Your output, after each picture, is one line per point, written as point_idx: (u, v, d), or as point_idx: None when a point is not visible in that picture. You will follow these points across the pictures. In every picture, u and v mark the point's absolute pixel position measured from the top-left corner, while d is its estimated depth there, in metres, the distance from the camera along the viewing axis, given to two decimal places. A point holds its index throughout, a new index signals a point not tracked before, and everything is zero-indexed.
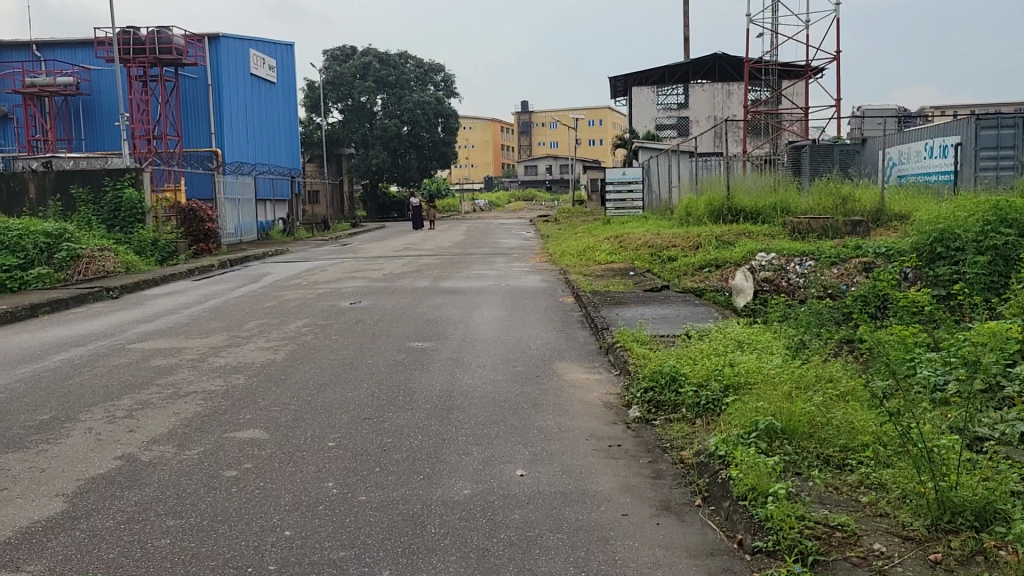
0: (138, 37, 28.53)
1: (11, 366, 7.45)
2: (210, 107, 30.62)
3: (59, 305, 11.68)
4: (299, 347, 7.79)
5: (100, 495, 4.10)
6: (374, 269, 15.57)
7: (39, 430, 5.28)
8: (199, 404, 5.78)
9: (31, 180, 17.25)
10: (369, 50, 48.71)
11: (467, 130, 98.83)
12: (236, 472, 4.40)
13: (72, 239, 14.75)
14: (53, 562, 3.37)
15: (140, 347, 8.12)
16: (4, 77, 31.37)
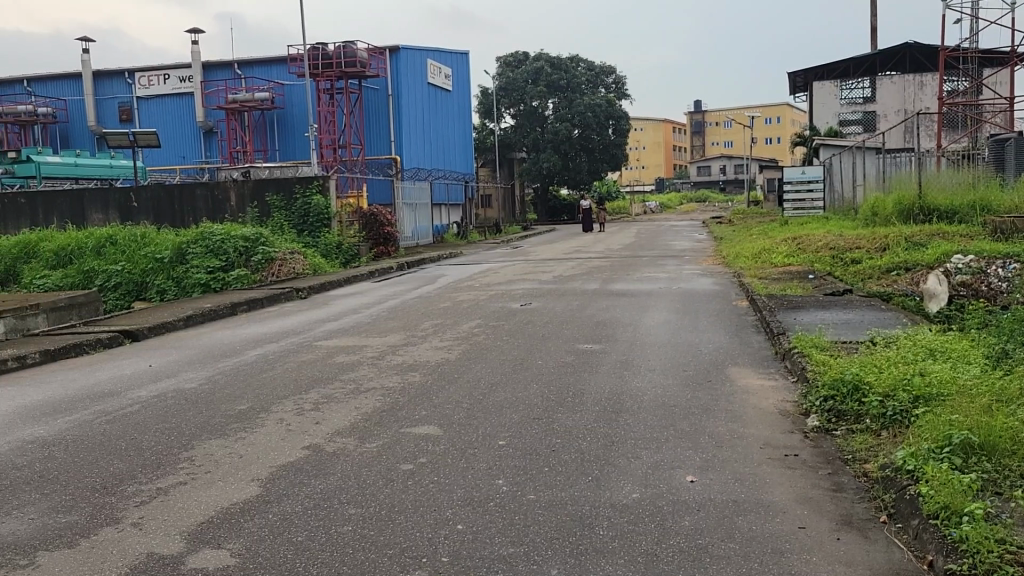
0: (326, 53, 30.33)
1: (215, 359, 8.12)
2: (391, 116, 32.09)
3: (255, 305, 12.59)
4: (471, 347, 8.00)
5: (290, 482, 4.39)
6: (544, 271, 15.76)
7: (238, 419, 5.72)
8: (378, 400, 6.06)
9: (232, 188, 18.64)
10: (541, 55, 49.34)
11: (639, 132, 98.16)
12: (412, 465, 4.58)
13: (266, 242, 15.88)
14: (248, 542, 3.63)
15: (326, 344, 8.62)
16: (210, 95, 34.29)
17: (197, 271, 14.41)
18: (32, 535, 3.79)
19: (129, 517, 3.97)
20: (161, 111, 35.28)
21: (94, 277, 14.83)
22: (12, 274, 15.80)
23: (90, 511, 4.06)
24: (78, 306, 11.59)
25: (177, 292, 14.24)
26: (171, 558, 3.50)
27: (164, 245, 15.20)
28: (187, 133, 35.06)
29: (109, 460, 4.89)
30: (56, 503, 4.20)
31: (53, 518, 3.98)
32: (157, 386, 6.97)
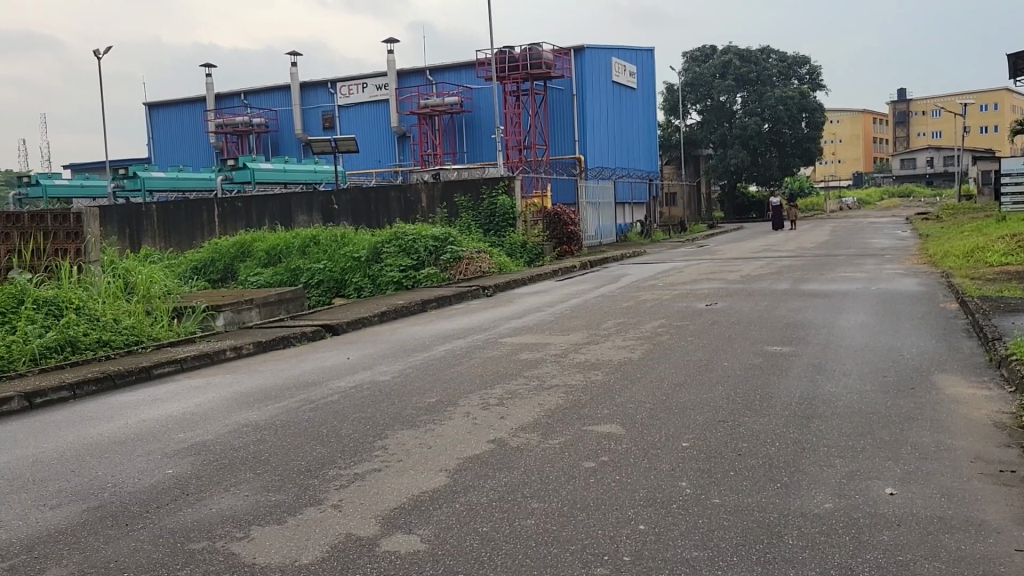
0: (513, 56, 31.01)
1: (406, 353, 8.52)
2: (576, 116, 32.34)
3: (443, 302, 13.09)
4: (655, 347, 7.91)
5: (476, 474, 4.53)
6: (731, 270, 15.30)
7: (429, 411, 5.97)
8: (561, 397, 6.14)
9: (423, 190, 19.47)
10: (729, 48, 48.00)
11: (835, 124, 93.40)
12: (594, 463, 4.60)
13: (455, 242, 16.47)
14: (437, 529, 3.79)
15: (511, 341, 8.81)
16: (404, 101, 36.01)
17: (390, 270, 15.18)
18: (247, 510, 4.14)
19: (330, 499, 4.25)
20: (360, 118, 37.40)
21: (299, 274, 15.84)
22: (229, 271, 17.20)
23: (297, 491, 4.39)
24: (286, 302, 12.53)
25: (373, 289, 15.02)
26: (367, 539, 3.72)
27: (361, 245, 16.11)
28: (382, 137, 36.94)
29: (312, 445, 5.25)
30: (268, 482, 4.57)
31: (265, 496, 4.33)
32: (355, 377, 7.42)
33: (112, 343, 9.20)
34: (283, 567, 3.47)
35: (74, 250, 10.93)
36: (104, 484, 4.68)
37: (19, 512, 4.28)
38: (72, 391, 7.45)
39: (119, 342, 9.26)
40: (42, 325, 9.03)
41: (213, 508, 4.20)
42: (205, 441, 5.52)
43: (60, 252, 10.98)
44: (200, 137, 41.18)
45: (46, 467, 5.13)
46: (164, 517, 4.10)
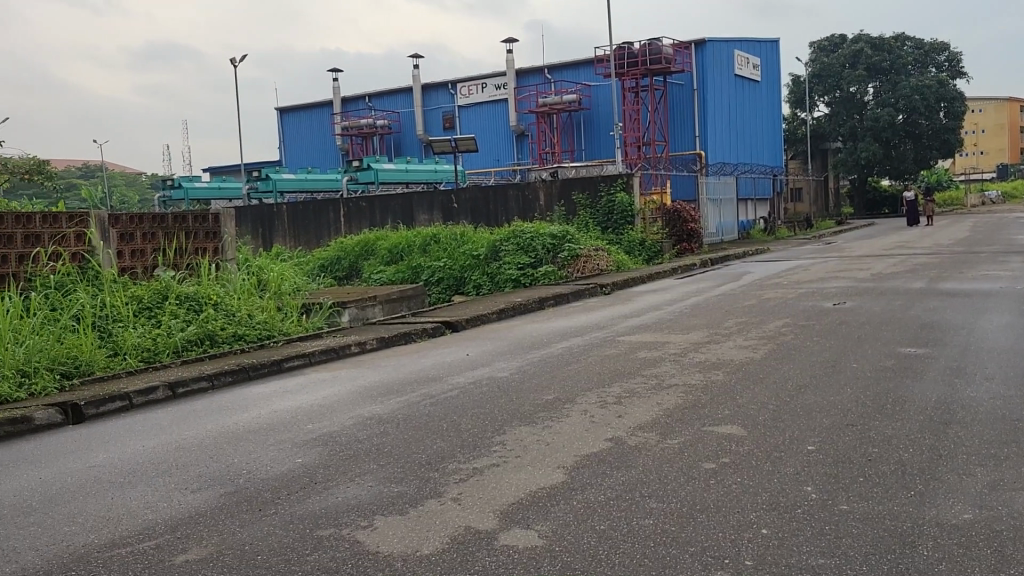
0: (632, 51, 30.75)
1: (524, 350, 8.60)
2: (697, 111, 31.77)
3: (561, 300, 13.13)
4: (779, 347, 7.67)
5: (594, 472, 4.52)
6: (861, 268, 14.66)
7: (546, 408, 6.00)
8: (680, 397, 6.04)
9: (541, 188, 19.55)
10: (860, 36, 46.03)
11: (977, 114, 88.08)
12: (714, 464, 4.51)
13: (573, 240, 16.49)
14: (555, 525, 3.81)
15: (629, 339, 8.74)
16: (523, 100, 36.30)
17: (509, 267, 15.34)
18: (371, 500, 4.28)
19: (449, 492, 4.33)
20: (480, 118, 37.92)
21: (420, 272, 16.16)
22: (353, 270, 17.74)
23: (418, 483, 4.50)
24: (407, 298, 12.86)
25: (492, 286, 15.21)
26: (486, 533, 3.77)
27: (480, 242, 16.34)
28: (501, 137, 37.31)
29: (432, 439, 5.36)
30: (390, 473, 4.70)
31: (388, 487, 4.46)
32: (473, 373, 7.53)
33: (247, 336, 9.69)
34: (406, 557, 3.56)
35: (213, 248, 11.70)
36: (240, 471, 4.94)
37: (163, 495, 4.57)
38: (210, 381, 7.89)
39: (252, 336, 9.74)
40: (184, 320, 9.59)
41: (339, 496, 4.36)
42: (332, 432, 5.74)
43: (200, 251, 11.58)
44: (327, 138, 42.70)
45: (187, 453, 5.44)
46: (294, 504, 4.28)
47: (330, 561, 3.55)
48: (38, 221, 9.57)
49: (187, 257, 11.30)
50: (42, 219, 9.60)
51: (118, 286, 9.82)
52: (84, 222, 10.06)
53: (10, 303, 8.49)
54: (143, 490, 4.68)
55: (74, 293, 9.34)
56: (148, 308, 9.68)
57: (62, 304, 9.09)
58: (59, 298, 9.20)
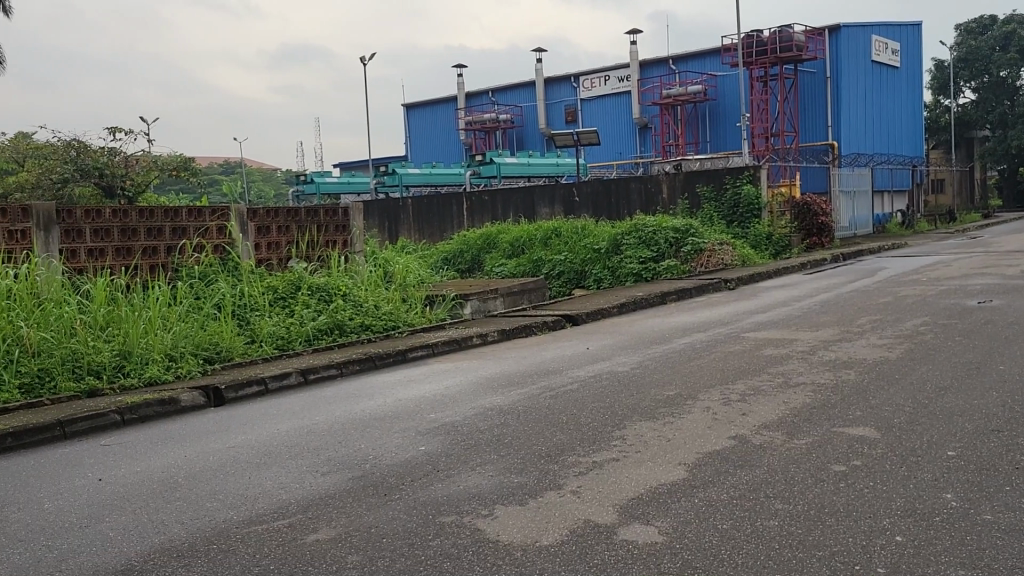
0: (761, 39, 29.85)
1: (646, 345, 8.51)
2: (830, 100, 30.58)
3: (684, 295, 12.91)
4: (917, 347, 7.29)
5: (717, 469, 4.44)
6: (1010, 264, 13.72)
7: (669, 404, 5.92)
8: (808, 396, 5.85)
9: (664, 181, 19.27)
10: (1013, 17, 42.94)
11: None
12: (845, 467, 4.34)
13: (697, 233, 16.19)
14: (676, 523, 3.76)
15: (754, 336, 8.51)
16: (647, 92, 35.89)
17: (630, 261, 15.23)
18: (492, 489, 4.34)
19: (569, 484, 4.35)
20: (602, 111, 37.71)
21: (541, 265, 16.23)
22: (476, 262, 18.02)
23: (538, 474, 4.54)
24: (528, 291, 12.96)
25: (612, 280, 15.13)
26: (606, 527, 3.77)
27: (602, 236, 16.26)
28: (624, 130, 36.99)
29: (552, 431, 5.39)
30: (511, 463, 4.76)
31: (509, 478, 4.51)
32: (594, 367, 7.52)
33: (373, 327, 10.00)
34: (525, 547, 3.60)
35: (342, 241, 12.13)
36: (367, 456, 5.11)
37: (296, 476, 4.78)
38: (339, 369, 8.19)
39: (378, 327, 10.04)
40: (315, 309, 10.00)
41: (460, 485, 4.44)
42: (454, 421, 5.85)
43: (330, 243, 12.03)
44: (451, 133, 43.49)
45: (318, 437, 5.68)
46: (417, 491, 4.40)
47: (451, 547, 3.63)
48: (184, 215, 10.20)
49: (318, 249, 11.76)
50: (188, 212, 10.24)
51: (256, 277, 10.32)
52: (224, 216, 10.64)
53: (159, 290, 9.07)
54: (278, 471, 4.91)
55: (216, 283, 9.88)
56: (282, 298, 10.13)
57: (204, 294, 9.64)
58: (203, 288, 9.76)
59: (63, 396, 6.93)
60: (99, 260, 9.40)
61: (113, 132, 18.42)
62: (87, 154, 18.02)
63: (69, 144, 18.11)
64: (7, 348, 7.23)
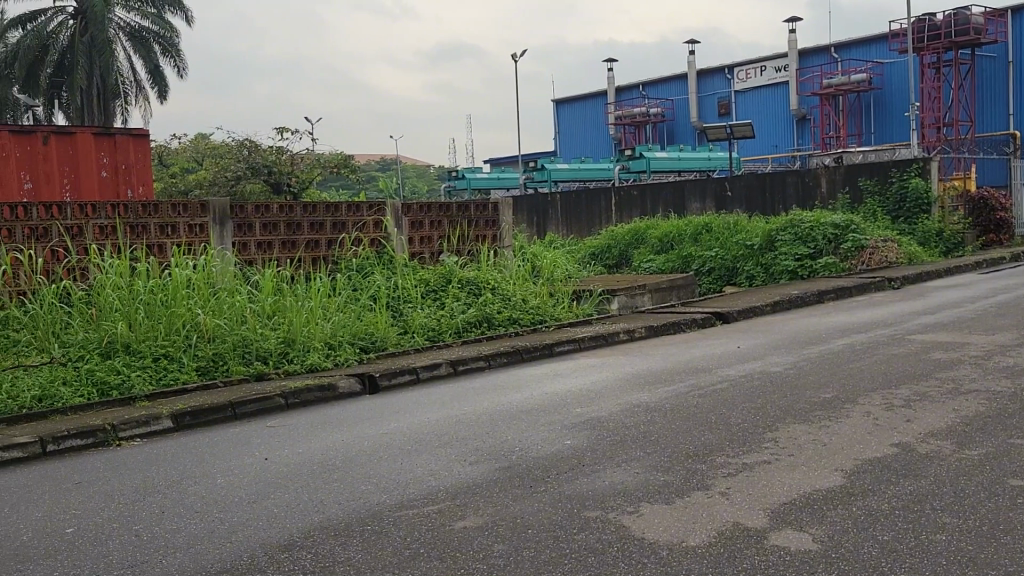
0: (934, 23, 28.04)
1: (800, 345, 8.19)
2: (1011, 87, 28.39)
3: (842, 293, 12.33)
4: None
5: (877, 478, 4.21)
6: None
7: (825, 407, 5.67)
8: (982, 404, 5.45)
9: (823, 175, 18.43)
10: None
11: None
12: (1022, 482, 4.02)
13: (858, 230, 15.38)
14: (832, 531, 3.60)
15: (921, 338, 8.01)
16: (806, 82, 34.50)
17: (785, 258, 14.69)
18: (637, 486, 4.30)
19: (717, 486, 4.25)
20: (758, 103, 36.56)
21: (691, 262, 15.93)
22: (623, 257, 17.92)
23: (685, 473, 4.46)
24: (677, 288, 12.76)
25: (766, 278, 14.65)
26: (755, 531, 3.66)
27: (755, 232, 15.74)
28: (780, 122, 35.69)
29: (701, 431, 5.28)
30: (657, 462, 4.70)
31: (654, 476, 4.46)
32: (746, 366, 7.31)
33: (521, 320, 10.12)
34: (671, 546, 3.55)
35: (491, 236, 12.35)
36: (513, 447, 5.18)
37: (445, 465, 4.91)
38: (487, 361, 8.36)
39: (526, 320, 10.16)
40: (465, 302, 10.21)
41: (607, 480, 4.43)
42: (600, 417, 5.84)
43: (480, 238, 12.25)
44: (601, 128, 43.39)
45: (467, 427, 5.81)
46: (563, 484, 4.41)
47: (597, 541, 3.63)
48: (344, 210, 10.68)
49: (468, 244, 12.02)
50: (347, 207, 10.71)
51: (409, 270, 10.67)
52: (381, 211, 11.06)
53: (321, 282, 9.54)
54: (428, 458, 5.06)
55: (372, 276, 10.29)
56: (433, 291, 10.43)
57: (362, 285, 10.06)
58: (360, 280, 10.19)
59: (234, 379, 7.42)
60: (267, 252, 10.00)
61: (281, 132, 19.62)
62: (259, 153, 19.33)
63: (242, 143, 19.45)
64: (186, 334, 7.81)
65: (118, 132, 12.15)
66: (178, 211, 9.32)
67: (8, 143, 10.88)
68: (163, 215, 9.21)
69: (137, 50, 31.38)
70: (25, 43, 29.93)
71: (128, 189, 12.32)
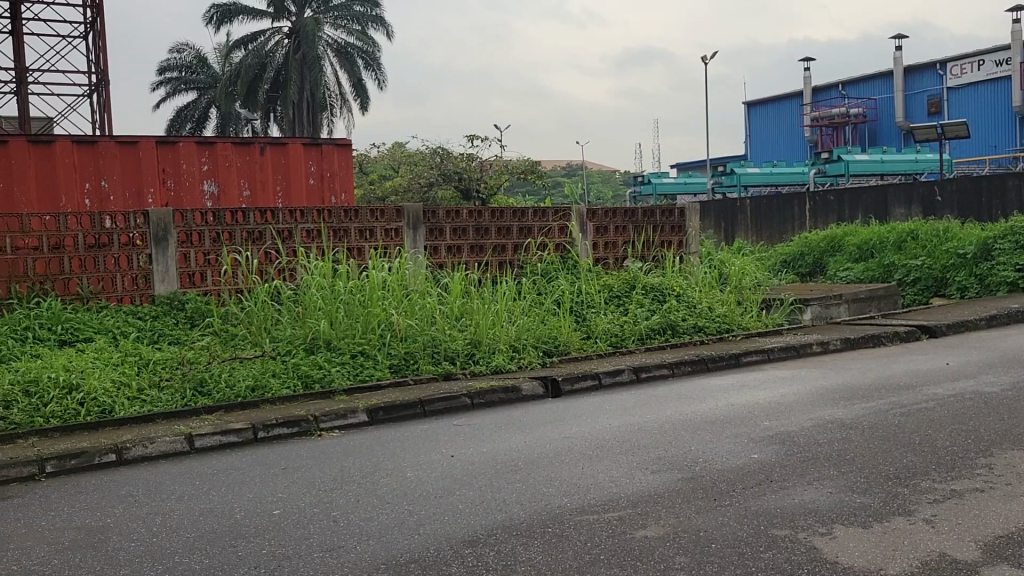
0: None
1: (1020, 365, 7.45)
2: None
3: None
4: None
5: None
6: None
7: None
8: None
9: None
10: None
11: None
12: None
13: None
14: None
15: None
16: None
17: (1004, 269, 13.42)
18: (831, 507, 4.08)
19: (922, 512, 3.95)
20: (975, 101, 33.78)
21: (893, 271, 14.97)
22: (818, 266, 17.07)
23: (885, 497, 4.17)
24: (877, 299, 12.00)
25: (980, 290, 13.48)
26: (965, 564, 3.36)
27: (968, 239, 14.50)
28: (1000, 120, 32.74)
29: (902, 452, 4.92)
30: (852, 482, 4.43)
31: (850, 497, 4.20)
32: (956, 386, 6.73)
33: (707, 328, 9.87)
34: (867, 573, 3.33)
35: (677, 242, 12.14)
36: (697, 458, 5.05)
37: (626, 472, 4.87)
38: (671, 369, 8.22)
39: (712, 329, 9.88)
40: (648, 309, 10.09)
41: (796, 498, 4.23)
42: (790, 431, 5.59)
43: (665, 243, 12.08)
44: (795, 130, 41.62)
45: (649, 436, 5.73)
46: (749, 499, 4.26)
47: (785, 562, 3.47)
48: (530, 215, 10.87)
49: (654, 249, 11.88)
50: (533, 213, 10.89)
51: (593, 275, 10.68)
52: (566, 216, 11.16)
53: (507, 285, 9.75)
54: (609, 465, 5.03)
55: (557, 280, 10.40)
56: (617, 297, 10.40)
57: (546, 290, 10.18)
58: (545, 284, 10.32)
59: (424, 377, 7.73)
60: (456, 255, 10.36)
61: (472, 140, 20.23)
62: (450, 160, 20.02)
63: (435, 151, 20.24)
64: (381, 333, 8.23)
65: (325, 142, 12.93)
66: (376, 215, 9.85)
67: (230, 154, 12.02)
68: (363, 220, 9.76)
69: (343, 64, 33.46)
70: (247, 62, 32.65)
71: (332, 196, 13.10)
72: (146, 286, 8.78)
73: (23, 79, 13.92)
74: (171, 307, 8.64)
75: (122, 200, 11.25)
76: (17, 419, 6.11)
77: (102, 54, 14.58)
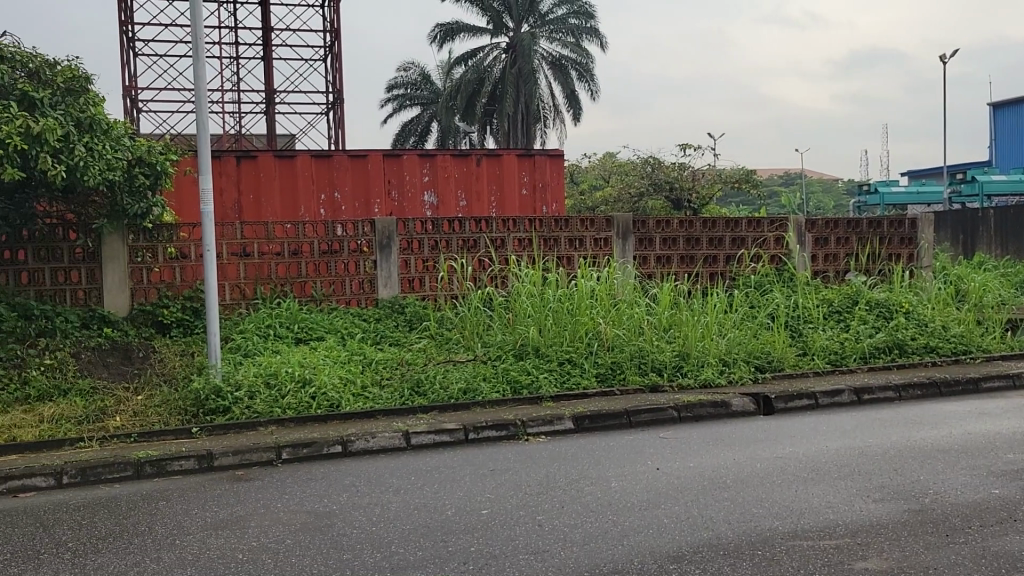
0: None
1: None
2: None
3: None
4: None
5: None
6: None
7: None
8: None
9: None
10: None
11: None
12: None
13: None
14: None
15: None
16: None
17: None
18: None
19: None
20: None
21: None
22: None
23: None
24: None
25: None
26: None
27: None
28: None
29: None
30: None
31: None
32: None
33: (940, 349, 9.08)
34: None
35: (907, 254, 11.29)
36: (926, 490, 4.66)
37: (845, 498, 4.57)
38: (898, 392, 7.64)
39: (946, 350, 9.08)
40: (872, 326, 9.45)
41: None
42: None
43: (893, 256, 11.28)
44: None
45: (871, 461, 5.35)
46: (989, 539, 3.86)
47: None
48: (744, 225, 10.54)
49: (880, 262, 11.11)
50: (747, 223, 10.55)
51: (812, 288, 10.16)
52: (783, 227, 10.71)
53: (718, 297, 9.49)
54: (826, 489, 4.75)
55: (771, 293, 9.96)
56: (838, 312, 9.83)
57: (761, 302, 9.79)
58: (759, 297, 9.93)
59: (631, 388, 7.68)
60: (666, 266, 10.25)
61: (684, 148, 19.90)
62: (661, 169, 19.81)
63: (646, 161, 20.10)
64: (588, 342, 8.28)
65: (538, 153, 13.17)
66: (585, 225, 9.94)
67: (449, 165, 12.59)
68: (573, 229, 9.89)
69: (558, 77, 34.13)
70: (466, 77, 34.01)
71: (544, 206, 13.33)
72: (371, 290, 9.39)
73: (272, 100, 15.34)
74: (393, 310, 9.19)
75: (353, 210, 12.11)
76: (260, 408, 6.72)
77: (339, 74, 15.75)
